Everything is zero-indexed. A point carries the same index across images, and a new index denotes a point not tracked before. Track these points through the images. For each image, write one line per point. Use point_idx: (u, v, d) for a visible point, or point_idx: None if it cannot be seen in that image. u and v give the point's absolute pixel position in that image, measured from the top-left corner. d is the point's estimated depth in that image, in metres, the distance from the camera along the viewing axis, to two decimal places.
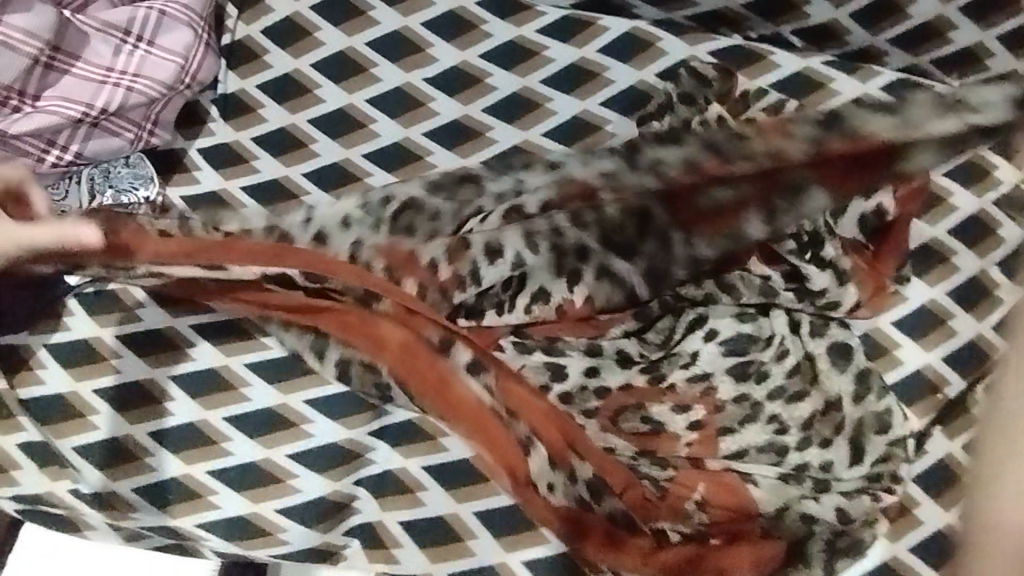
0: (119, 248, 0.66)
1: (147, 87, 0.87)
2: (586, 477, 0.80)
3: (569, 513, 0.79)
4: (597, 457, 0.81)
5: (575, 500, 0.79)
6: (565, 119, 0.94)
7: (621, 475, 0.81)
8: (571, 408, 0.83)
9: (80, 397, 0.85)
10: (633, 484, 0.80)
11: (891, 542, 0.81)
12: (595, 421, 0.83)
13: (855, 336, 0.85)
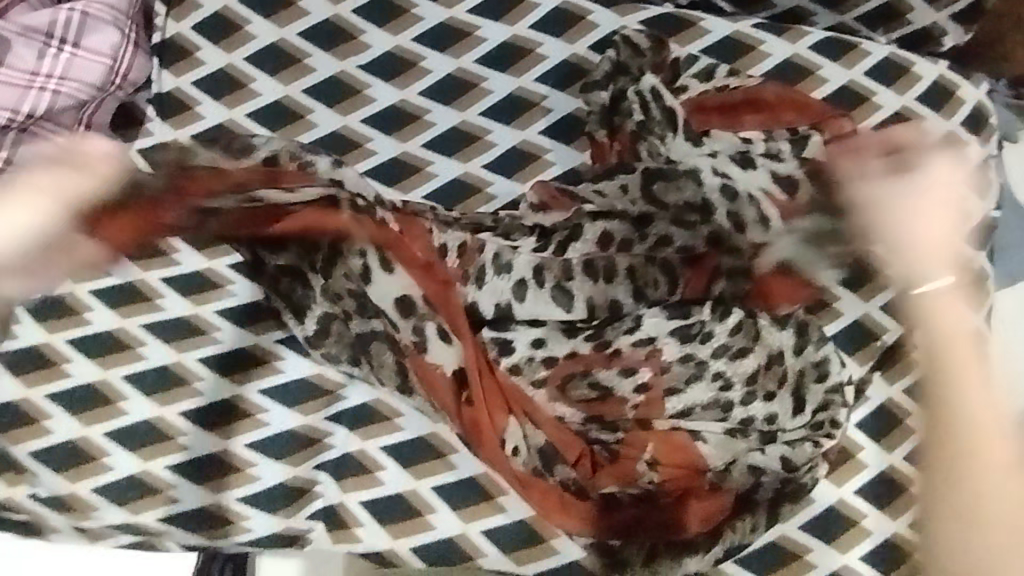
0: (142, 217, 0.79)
1: (74, 89, 0.90)
2: (540, 442, 0.81)
3: (523, 480, 0.81)
4: (552, 427, 0.82)
5: (530, 470, 0.81)
6: (500, 98, 0.96)
7: (571, 438, 0.82)
8: (520, 379, 0.84)
9: (32, 403, 0.86)
10: (581, 447, 0.82)
11: (837, 486, 0.84)
12: (544, 391, 0.83)
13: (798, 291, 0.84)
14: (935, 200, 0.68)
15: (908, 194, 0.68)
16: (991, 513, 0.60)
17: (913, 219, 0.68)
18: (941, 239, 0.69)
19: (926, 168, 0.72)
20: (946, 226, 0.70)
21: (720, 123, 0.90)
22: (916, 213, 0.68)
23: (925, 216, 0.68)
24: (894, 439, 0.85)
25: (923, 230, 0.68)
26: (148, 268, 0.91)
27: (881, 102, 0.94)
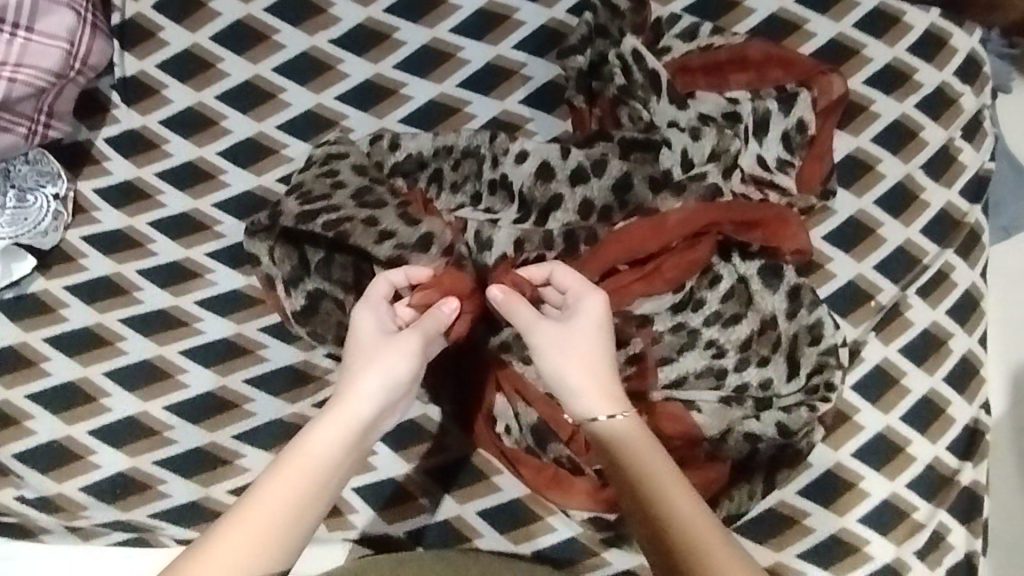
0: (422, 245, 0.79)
1: (32, 77, 0.84)
2: (529, 422, 0.80)
3: (516, 455, 0.82)
4: (540, 403, 0.79)
5: (519, 449, 0.82)
6: (478, 67, 0.93)
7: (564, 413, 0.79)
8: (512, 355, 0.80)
9: (14, 404, 0.85)
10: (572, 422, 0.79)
11: (834, 449, 0.83)
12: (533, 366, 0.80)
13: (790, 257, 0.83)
14: (592, 335, 0.68)
15: (569, 334, 0.68)
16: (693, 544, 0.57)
17: (568, 352, 0.67)
18: (600, 375, 0.66)
19: (577, 302, 0.70)
20: (606, 361, 0.67)
21: (706, 85, 0.88)
22: (574, 346, 0.67)
23: (580, 343, 0.67)
24: (890, 400, 0.84)
25: (581, 361, 0.67)
26: (124, 261, 0.89)
27: (872, 55, 0.91)
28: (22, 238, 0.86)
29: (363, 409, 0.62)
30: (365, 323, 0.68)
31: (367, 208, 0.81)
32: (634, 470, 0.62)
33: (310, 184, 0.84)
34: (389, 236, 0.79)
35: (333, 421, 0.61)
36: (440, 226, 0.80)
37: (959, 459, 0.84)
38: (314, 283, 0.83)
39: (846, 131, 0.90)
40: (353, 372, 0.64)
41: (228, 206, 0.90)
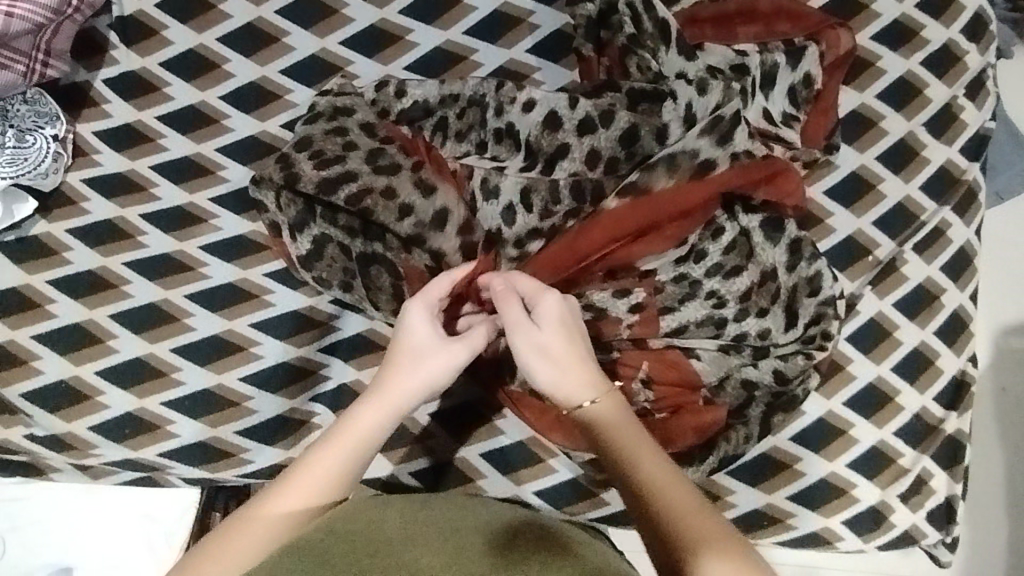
0: (435, 219, 0.80)
1: (29, 12, 0.80)
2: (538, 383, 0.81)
3: (520, 399, 0.82)
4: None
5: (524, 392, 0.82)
6: (485, 14, 0.91)
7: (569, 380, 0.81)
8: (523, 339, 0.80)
9: (19, 345, 0.85)
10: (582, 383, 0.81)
11: (828, 398, 0.86)
12: None
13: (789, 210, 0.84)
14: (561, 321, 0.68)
15: (535, 339, 0.67)
16: (671, 507, 0.60)
17: (536, 357, 0.67)
18: (568, 369, 0.66)
19: (540, 304, 0.68)
20: (577, 356, 0.67)
21: (714, 37, 0.87)
22: (542, 351, 0.67)
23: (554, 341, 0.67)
24: (883, 352, 0.87)
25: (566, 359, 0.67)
26: (125, 206, 0.89)
27: (880, 10, 0.90)
28: (22, 178, 0.85)
29: (405, 394, 0.67)
30: (413, 324, 0.68)
31: (383, 175, 0.80)
32: (615, 446, 0.64)
33: (320, 143, 0.82)
34: (408, 212, 0.80)
35: (375, 406, 0.66)
36: (444, 190, 0.81)
37: (946, 409, 0.87)
38: (317, 230, 0.83)
39: (852, 86, 0.90)
40: (392, 363, 0.68)
41: (231, 151, 0.90)
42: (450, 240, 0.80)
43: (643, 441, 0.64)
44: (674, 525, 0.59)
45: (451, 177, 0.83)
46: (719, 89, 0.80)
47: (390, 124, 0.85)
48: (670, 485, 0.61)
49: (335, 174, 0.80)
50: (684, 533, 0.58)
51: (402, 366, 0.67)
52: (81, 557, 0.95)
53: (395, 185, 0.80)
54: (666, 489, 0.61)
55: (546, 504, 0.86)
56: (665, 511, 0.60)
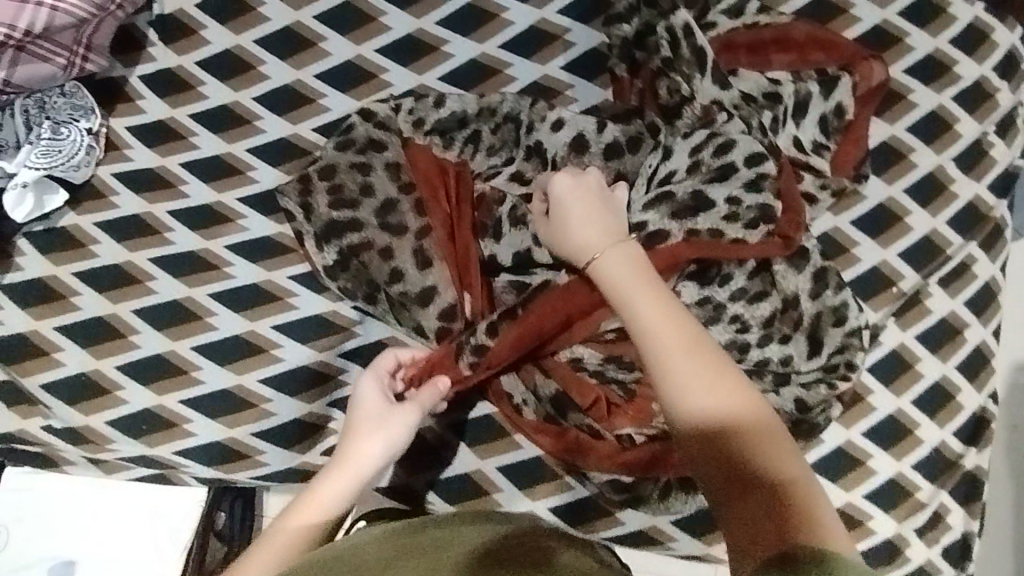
0: (420, 295, 0.84)
1: (74, 7, 0.81)
2: (550, 416, 0.83)
3: (539, 425, 0.83)
4: (560, 373, 0.82)
5: (540, 420, 0.84)
6: (522, 30, 0.91)
7: (577, 417, 0.82)
8: (531, 377, 0.83)
9: (42, 335, 0.85)
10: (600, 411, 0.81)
11: (847, 427, 0.86)
12: (551, 380, 0.82)
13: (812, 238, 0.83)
14: (583, 211, 0.70)
15: (565, 216, 0.70)
16: (752, 453, 0.56)
17: (576, 230, 0.69)
18: (605, 236, 0.68)
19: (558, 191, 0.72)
20: (604, 226, 0.69)
21: (748, 63, 0.88)
22: (571, 226, 0.70)
23: (586, 238, 0.68)
24: (904, 384, 0.87)
25: (614, 262, 0.65)
26: (155, 201, 0.89)
27: (914, 44, 0.91)
28: (55, 171, 0.85)
29: (366, 459, 0.68)
30: (365, 396, 0.72)
31: (387, 232, 0.85)
32: (684, 376, 0.58)
33: (342, 176, 0.86)
34: (398, 277, 0.84)
35: (337, 472, 0.67)
36: (441, 254, 0.85)
37: (964, 444, 0.87)
38: (338, 245, 0.85)
39: (883, 118, 0.90)
40: (353, 434, 0.70)
41: (262, 152, 0.90)
42: (430, 319, 0.84)
43: (712, 362, 0.58)
44: (767, 471, 0.55)
45: (456, 223, 0.85)
46: (708, 171, 0.81)
47: (411, 156, 0.87)
48: (749, 419, 0.57)
49: (343, 224, 0.86)
50: (769, 472, 0.55)
51: (358, 430, 0.70)
52: (87, 552, 0.94)
53: (398, 244, 0.85)
54: (745, 425, 0.56)
55: (561, 521, 0.85)
56: (746, 446, 0.56)
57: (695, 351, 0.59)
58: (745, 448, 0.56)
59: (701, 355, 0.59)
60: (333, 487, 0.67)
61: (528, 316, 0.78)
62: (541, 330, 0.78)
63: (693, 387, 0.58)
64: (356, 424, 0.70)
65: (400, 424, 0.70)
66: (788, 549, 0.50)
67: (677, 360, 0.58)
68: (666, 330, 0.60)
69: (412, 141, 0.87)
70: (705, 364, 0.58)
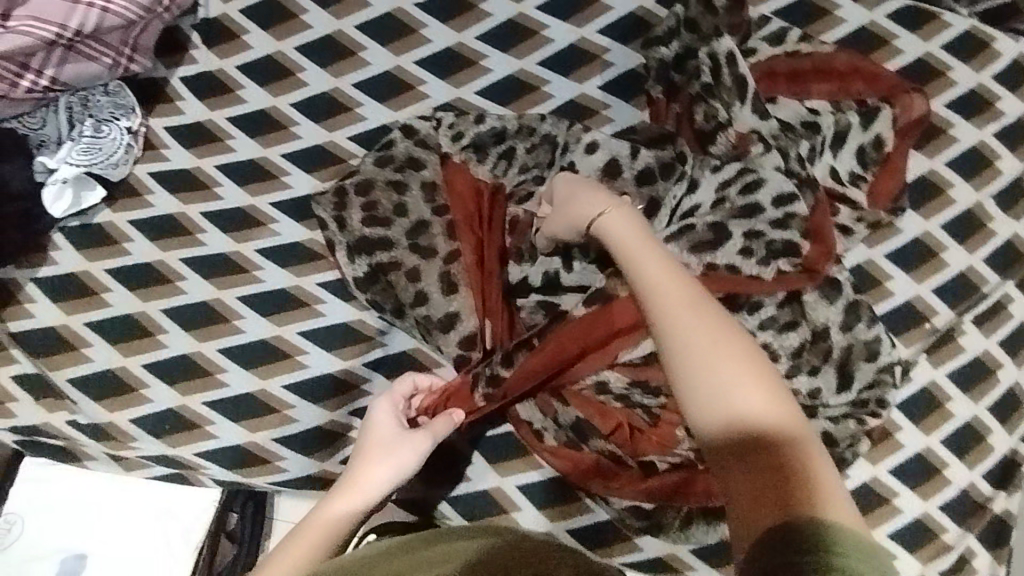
0: (444, 321, 0.84)
1: (123, 9, 0.83)
2: (571, 442, 0.82)
3: (560, 450, 0.82)
4: (579, 401, 0.81)
5: (562, 445, 0.82)
6: (561, 47, 0.92)
7: (596, 444, 0.81)
8: (551, 403, 0.82)
9: (71, 330, 0.86)
10: (622, 439, 0.81)
11: (873, 464, 0.84)
12: (571, 409, 0.81)
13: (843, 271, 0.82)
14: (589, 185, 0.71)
15: (573, 191, 0.72)
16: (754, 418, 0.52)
17: (581, 195, 0.71)
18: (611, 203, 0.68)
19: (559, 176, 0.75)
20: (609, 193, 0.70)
21: (787, 91, 0.88)
22: (577, 197, 0.71)
23: (591, 200, 0.69)
24: (933, 422, 0.85)
25: (616, 223, 0.67)
26: (188, 202, 0.90)
27: (957, 78, 0.90)
28: (94, 168, 0.86)
29: (375, 483, 0.66)
30: (378, 418, 0.71)
31: (416, 254, 0.85)
32: (686, 334, 0.57)
33: (378, 193, 0.87)
34: (423, 299, 0.84)
35: (345, 495, 0.65)
36: (467, 278, 0.84)
37: (993, 487, 0.85)
38: (367, 261, 0.85)
39: (921, 151, 0.89)
40: (363, 458, 0.68)
41: (296, 158, 0.91)
42: (450, 344, 0.84)
43: (714, 326, 0.57)
44: (768, 434, 0.52)
45: (486, 247, 0.84)
46: (738, 203, 0.81)
47: (447, 174, 0.87)
48: (752, 384, 0.54)
49: (372, 242, 0.86)
50: (768, 438, 0.52)
51: (370, 451, 0.68)
52: (100, 549, 0.94)
53: (425, 267, 0.84)
54: (747, 388, 0.53)
55: (578, 544, 0.84)
56: (747, 410, 0.53)
57: (700, 318, 0.57)
58: (748, 418, 0.53)
59: (706, 321, 0.57)
60: (341, 506, 0.64)
61: (544, 347, 0.79)
62: (557, 361, 0.79)
63: (693, 348, 0.56)
64: (367, 446, 0.69)
65: (411, 447, 0.69)
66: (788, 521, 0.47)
67: (678, 322, 0.58)
68: (669, 293, 0.59)
69: (450, 159, 0.87)
70: (706, 326, 0.57)
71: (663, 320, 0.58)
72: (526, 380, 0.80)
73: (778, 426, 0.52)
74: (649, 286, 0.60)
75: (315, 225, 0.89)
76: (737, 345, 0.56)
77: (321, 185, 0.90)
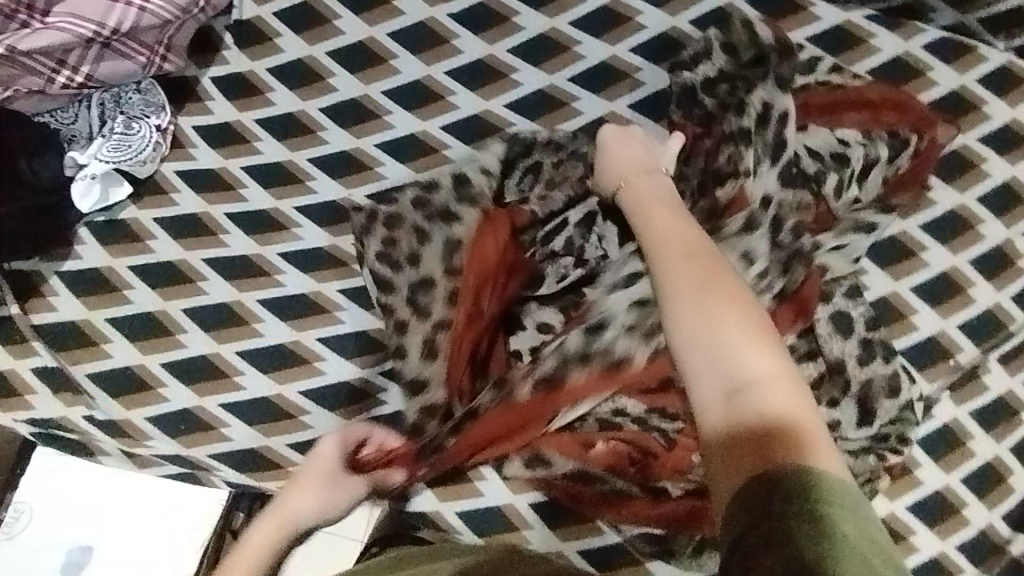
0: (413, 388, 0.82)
1: (160, 8, 0.84)
2: (580, 478, 0.81)
3: (567, 484, 0.82)
4: (579, 444, 0.80)
5: (572, 479, 0.82)
6: (592, 64, 0.91)
7: (604, 478, 0.81)
8: (534, 462, 0.82)
9: (92, 325, 0.86)
10: (634, 465, 0.80)
11: (890, 500, 0.83)
12: (559, 466, 0.81)
13: (862, 305, 0.82)
14: (627, 149, 0.77)
15: (609, 149, 0.78)
16: (742, 365, 0.51)
17: (618, 157, 0.77)
18: (638, 167, 0.75)
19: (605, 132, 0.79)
20: (636, 157, 0.77)
21: (818, 120, 0.86)
22: (615, 155, 0.77)
23: (621, 172, 0.76)
24: (953, 461, 0.84)
25: (639, 187, 0.73)
26: (213, 203, 0.90)
27: (991, 112, 0.89)
28: (122, 164, 0.86)
29: (301, 513, 0.69)
30: (320, 453, 0.75)
31: (411, 309, 0.83)
32: (684, 284, 0.57)
33: (402, 229, 0.84)
34: (400, 356, 0.82)
35: (275, 516, 0.67)
36: (448, 347, 0.82)
37: (1013, 530, 0.83)
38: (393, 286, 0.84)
39: (951, 185, 0.88)
40: (296, 487, 0.72)
41: (322, 163, 0.91)
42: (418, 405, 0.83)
43: (713, 280, 0.57)
44: (754, 383, 0.50)
45: (474, 314, 0.82)
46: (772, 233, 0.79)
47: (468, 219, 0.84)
48: (746, 338, 0.53)
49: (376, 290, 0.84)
50: (753, 384, 0.50)
51: (302, 482, 0.72)
52: (109, 544, 0.94)
53: (415, 326, 0.82)
54: (741, 340, 0.52)
55: (588, 566, 0.83)
56: (736, 353, 0.52)
57: (699, 272, 0.58)
58: (736, 364, 0.51)
59: (705, 275, 0.58)
60: (270, 528, 0.66)
61: (488, 418, 0.79)
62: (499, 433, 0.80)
63: (686, 295, 0.56)
64: (300, 479, 0.73)
65: (343, 488, 0.74)
66: (768, 465, 0.45)
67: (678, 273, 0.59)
68: (671, 248, 0.62)
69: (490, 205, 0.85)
70: (705, 278, 0.57)
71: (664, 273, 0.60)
72: (502, 426, 0.79)
73: (765, 378, 0.50)
74: (654, 242, 0.64)
75: (339, 233, 0.89)
76: (738, 301, 0.55)
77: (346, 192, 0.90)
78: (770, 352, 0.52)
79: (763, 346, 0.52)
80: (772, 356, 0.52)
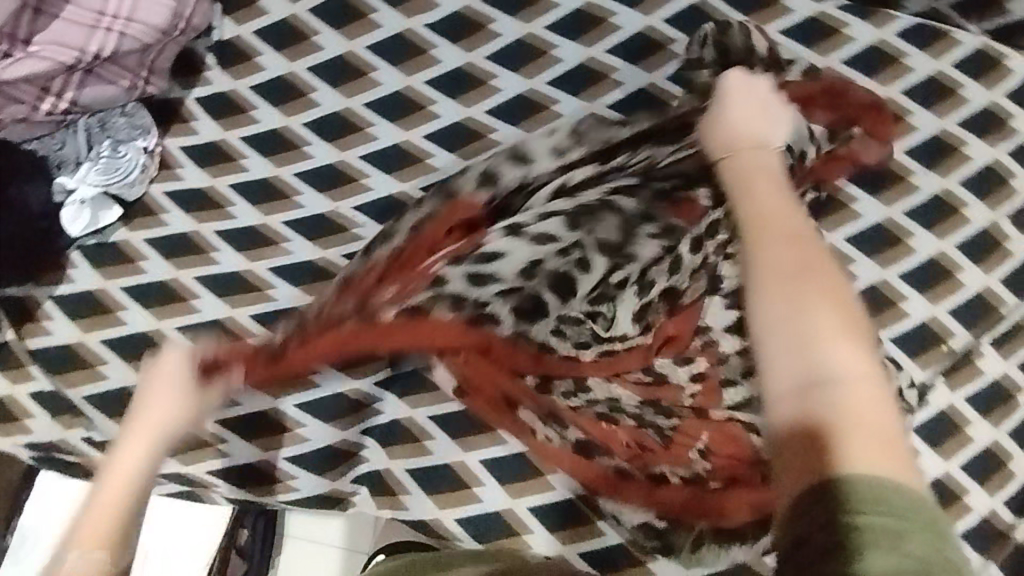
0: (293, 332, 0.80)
1: (140, 32, 0.85)
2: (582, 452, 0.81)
3: (572, 457, 0.82)
4: (583, 422, 0.81)
5: (573, 456, 0.82)
6: (570, 67, 0.92)
7: (605, 460, 0.81)
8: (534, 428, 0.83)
9: (88, 347, 0.88)
10: (636, 452, 0.80)
11: None
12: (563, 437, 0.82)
13: None
14: (748, 107, 0.69)
15: (723, 111, 0.69)
16: (827, 363, 0.48)
17: (733, 115, 0.68)
18: (758, 126, 0.67)
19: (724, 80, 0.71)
20: (752, 115, 0.68)
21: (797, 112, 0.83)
22: (729, 115, 0.69)
23: (742, 128, 0.67)
24: (951, 447, 0.84)
25: (753, 156, 0.65)
26: (202, 221, 0.91)
27: (969, 96, 0.89)
28: (111, 188, 0.88)
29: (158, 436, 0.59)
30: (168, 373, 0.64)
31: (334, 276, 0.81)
32: (781, 267, 0.54)
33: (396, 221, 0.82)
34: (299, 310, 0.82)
35: (132, 451, 0.57)
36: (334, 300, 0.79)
37: (1016, 515, 0.82)
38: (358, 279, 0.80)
39: (934, 171, 0.88)
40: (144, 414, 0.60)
41: (308, 177, 0.92)
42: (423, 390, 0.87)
43: (812, 272, 0.53)
44: (837, 379, 0.47)
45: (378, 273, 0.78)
46: None
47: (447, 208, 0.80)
48: (841, 338, 0.49)
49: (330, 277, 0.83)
50: (834, 381, 0.47)
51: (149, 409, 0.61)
52: None
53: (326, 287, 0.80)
54: (836, 340, 0.49)
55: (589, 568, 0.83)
56: (821, 346, 0.48)
57: (798, 258, 0.54)
58: (819, 360, 0.48)
59: (806, 262, 0.54)
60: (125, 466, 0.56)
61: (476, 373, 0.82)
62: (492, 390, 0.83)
63: (776, 278, 0.53)
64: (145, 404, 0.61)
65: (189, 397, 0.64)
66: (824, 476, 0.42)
67: (772, 255, 0.55)
68: (767, 227, 0.57)
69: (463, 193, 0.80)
70: (805, 267, 0.53)
71: (758, 252, 0.55)
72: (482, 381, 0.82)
73: (852, 377, 0.47)
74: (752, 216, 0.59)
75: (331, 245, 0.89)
76: (840, 302, 0.52)
77: (334, 205, 0.91)
78: (867, 358, 0.48)
79: (857, 349, 0.49)
80: (866, 360, 0.48)
